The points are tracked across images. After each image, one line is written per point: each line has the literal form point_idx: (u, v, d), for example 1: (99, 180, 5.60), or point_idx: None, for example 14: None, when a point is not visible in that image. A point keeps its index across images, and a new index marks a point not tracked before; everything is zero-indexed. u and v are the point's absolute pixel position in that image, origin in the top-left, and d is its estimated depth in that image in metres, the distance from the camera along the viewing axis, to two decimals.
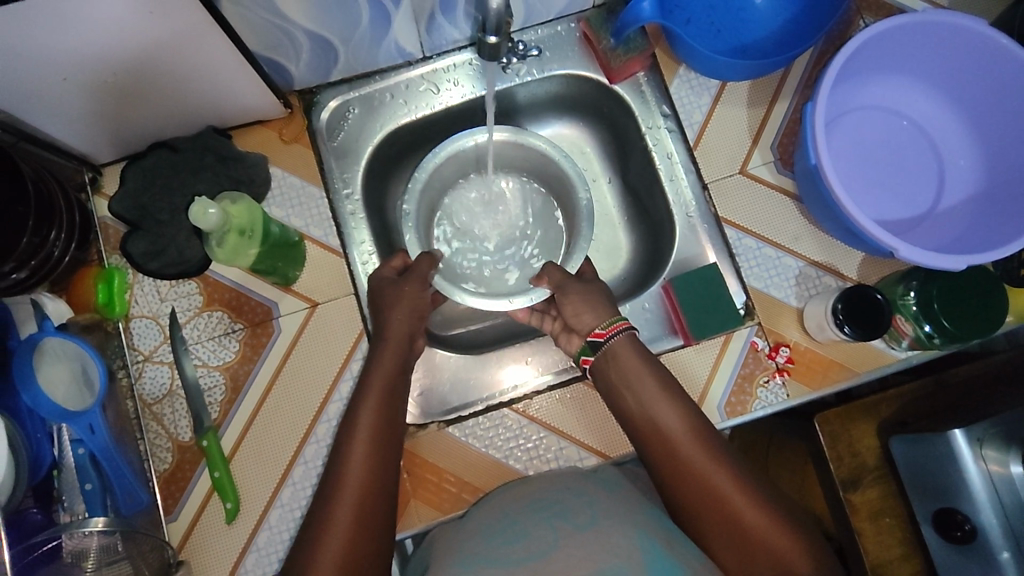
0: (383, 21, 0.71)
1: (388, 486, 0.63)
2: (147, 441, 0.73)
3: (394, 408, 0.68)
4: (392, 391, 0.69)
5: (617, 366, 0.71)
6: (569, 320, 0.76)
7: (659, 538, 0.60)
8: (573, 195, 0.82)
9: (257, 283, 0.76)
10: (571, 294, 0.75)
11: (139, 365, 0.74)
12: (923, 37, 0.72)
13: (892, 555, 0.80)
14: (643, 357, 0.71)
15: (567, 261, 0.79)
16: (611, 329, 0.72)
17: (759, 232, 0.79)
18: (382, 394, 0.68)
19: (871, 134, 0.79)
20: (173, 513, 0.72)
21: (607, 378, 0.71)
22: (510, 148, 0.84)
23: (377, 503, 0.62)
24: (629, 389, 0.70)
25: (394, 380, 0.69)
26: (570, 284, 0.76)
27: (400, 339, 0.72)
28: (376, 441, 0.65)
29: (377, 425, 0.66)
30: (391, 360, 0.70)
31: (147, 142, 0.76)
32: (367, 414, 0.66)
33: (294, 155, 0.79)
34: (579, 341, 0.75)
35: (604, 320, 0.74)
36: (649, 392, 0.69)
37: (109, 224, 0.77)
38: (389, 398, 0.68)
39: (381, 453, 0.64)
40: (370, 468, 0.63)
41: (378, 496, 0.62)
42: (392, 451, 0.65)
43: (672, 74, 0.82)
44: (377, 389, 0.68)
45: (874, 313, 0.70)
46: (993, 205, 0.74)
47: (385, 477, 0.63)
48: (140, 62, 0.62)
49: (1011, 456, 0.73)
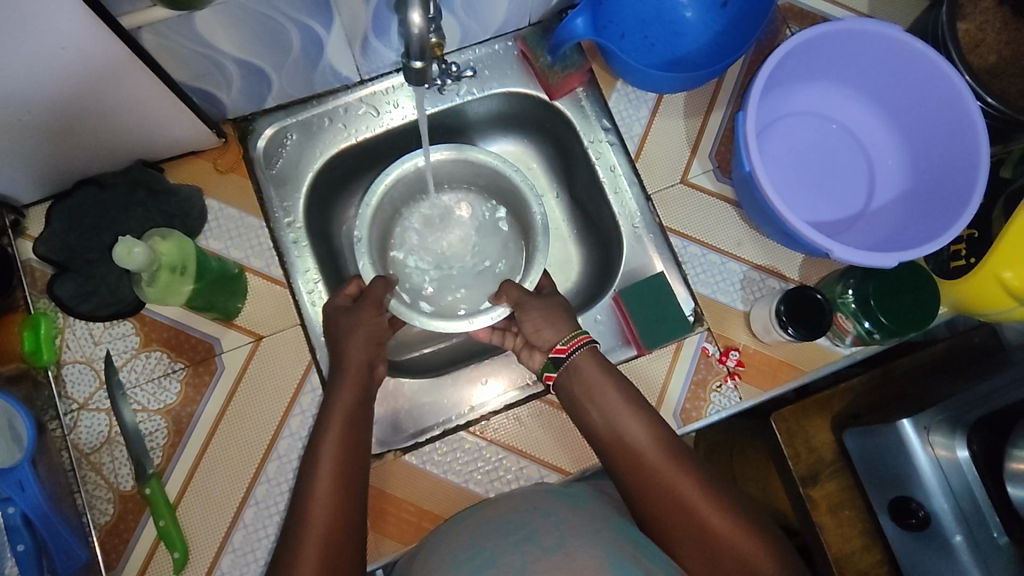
0: (316, 46, 0.70)
1: (357, 522, 0.61)
2: (85, 493, 0.69)
3: (359, 442, 0.66)
4: (355, 424, 0.66)
5: (580, 381, 0.70)
6: (529, 335, 0.75)
7: (627, 553, 0.58)
8: (529, 208, 0.82)
9: (197, 319, 0.73)
10: (530, 308, 0.74)
11: (73, 414, 0.70)
12: (845, 45, 0.74)
13: (852, 546, 0.82)
14: (607, 369, 0.70)
15: (525, 279, 0.79)
16: (572, 343, 0.71)
17: (704, 240, 0.80)
18: (337, 428, 0.65)
19: (803, 138, 0.81)
20: (116, 568, 0.68)
21: (570, 393, 0.70)
22: (455, 163, 0.84)
23: (345, 540, 0.59)
24: (594, 403, 0.69)
25: (355, 412, 0.67)
26: (529, 300, 0.75)
27: (354, 368, 0.70)
28: (341, 478, 0.62)
29: (340, 463, 0.63)
30: (351, 390, 0.68)
31: (74, 180, 0.73)
32: (326, 453, 0.63)
33: (231, 186, 0.77)
34: (542, 357, 0.74)
35: (566, 334, 0.73)
36: (613, 404, 0.68)
37: (35, 267, 0.73)
38: (351, 431, 0.66)
39: (345, 491, 0.62)
40: (336, 506, 0.61)
41: (346, 534, 0.60)
42: (357, 486, 0.63)
43: (610, 89, 0.83)
44: (338, 423, 0.66)
45: (815, 313, 0.72)
46: (919, 203, 0.77)
47: (350, 513, 0.61)
48: (55, 98, 0.59)
49: (957, 441, 0.73)
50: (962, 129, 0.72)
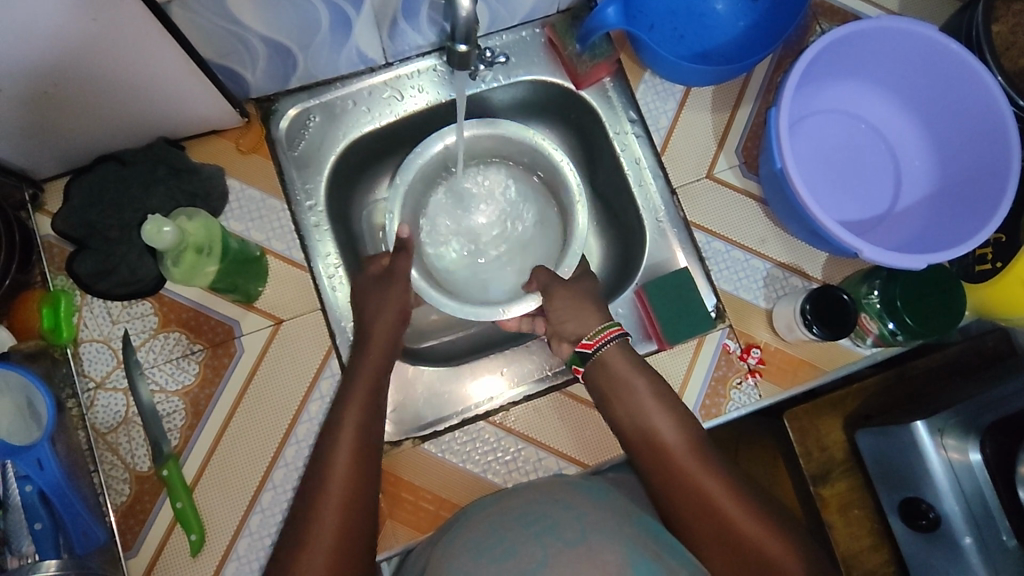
0: (345, 26, 0.69)
1: (372, 490, 0.60)
2: (102, 473, 0.69)
3: (377, 416, 0.65)
4: (376, 399, 0.66)
5: (606, 375, 0.70)
6: (555, 327, 0.74)
7: (650, 551, 0.56)
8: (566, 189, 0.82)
9: (217, 301, 0.72)
10: (557, 295, 0.74)
11: (90, 393, 0.70)
12: (880, 43, 0.74)
13: (862, 545, 0.82)
14: (637, 366, 0.70)
15: (561, 266, 0.78)
16: (601, 337, 0.70)
17: (728, 236, 0.80)
18: (359, 403, 0.64)
19: (831, 136, 0.80)
20: (133, 548, 0.68)
21: (599, 390, 0.70)
22: (489, 142, 0.83)
23: (361, 513, 0.58)
24: (618, 398, 0.69)
25: (375, 387, 0.66)
26: (556, 287, 0.75)
27: (376, 356, 0.68)
28: (358, 450, 0.61)
29: (360, 430, 0.62)
30: (372, 366, 0.68)
31: (95, 155, 0.72)
32: (348, 420, 0.63)
33: (253, 166, 0.76)
34: (569, 349, 0.74)
35: (592, 328, 0.72)
36: (638, 397, 0.68)
37: (53, 243, 0.72)
38: (370, 404, 0.65)
39: (362, 461, 0.60)
40: (354, 471, 0.59)
41: (362, 501, 0.58)
42: (376, 455, 0.62)
43: (638, 80, 0.82)
44: (356, 405, 0.64)
45: (840, 313, 0.72)
46: (945, 206, 0.76)
47: (370, 481, 0.60)
48: (79, 68, 0.58)
49: (970, 444, 0.73)
50: (992, 132, 0.72)
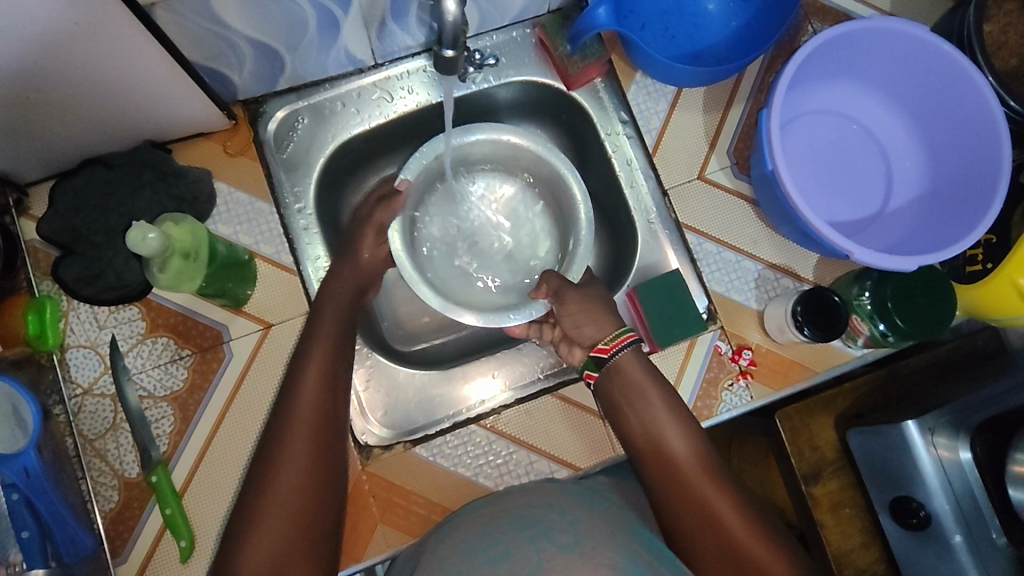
0: (332, 27, 0.68)
1: (336, 473, 0.59)
2: (89, 480, 0.68)
3: (336, 394, 0.63)
4: (332, 378, 0.63)
5: (623, 381, 0.69)
6: (569, 330, 0.74)
7: (642, 558, 0.56)
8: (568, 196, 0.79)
9: (206, 306, 0.72)
10: (568, 299, 0.73)
11: (77, 399, 0.69)
12: (872, 43, 0.73)
13: (852, 544, 0.83)
14: (635, 368, 0.69)
15: (568, 270, 0.76)
16: (616, 344, 0.69)
17: (719, 238, 0.79)
18: (313, 383, 0.62)
19: (823, 136, 0.80)
20: (121, 555, 0.67)
21: (609, 394, 0.69)
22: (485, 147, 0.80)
23: (322, 500, 0.57)
24: (628, 402, 0.68)
25: (332, 362, 0.64)
26: (568, 292, 0.73)
27: (331, 356, 0.65)
28: (318, 433, 0.59)
29: (318, 409, 0.60)
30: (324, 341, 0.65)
31: (80, 159, 0.71)
32: (305, 399, 0.61)
33: (241, 169, 0.75)
34: (582, 354, 0.73)
35: (608, 333, 0.71)
36: (651, 404, 0.67)
37: (39, 248, 0.71)
38: (330, 380, 0.63)
39: (321, 446, 0.59)
40: (310, 453, 0.58)
41: (324, 487, 0.58)
42: (335, 435, 0.61)
43: (629, 81, 0.82)
44: (313, 382, 0.62)
45: (830, 314, 0.72)
46: (936, 206, 0.76)
47: (331, 466, 0.59)
48: (62, 72, 0.57)
49: (960, 443, 0.72)
50: (984, 133, 0.72)
